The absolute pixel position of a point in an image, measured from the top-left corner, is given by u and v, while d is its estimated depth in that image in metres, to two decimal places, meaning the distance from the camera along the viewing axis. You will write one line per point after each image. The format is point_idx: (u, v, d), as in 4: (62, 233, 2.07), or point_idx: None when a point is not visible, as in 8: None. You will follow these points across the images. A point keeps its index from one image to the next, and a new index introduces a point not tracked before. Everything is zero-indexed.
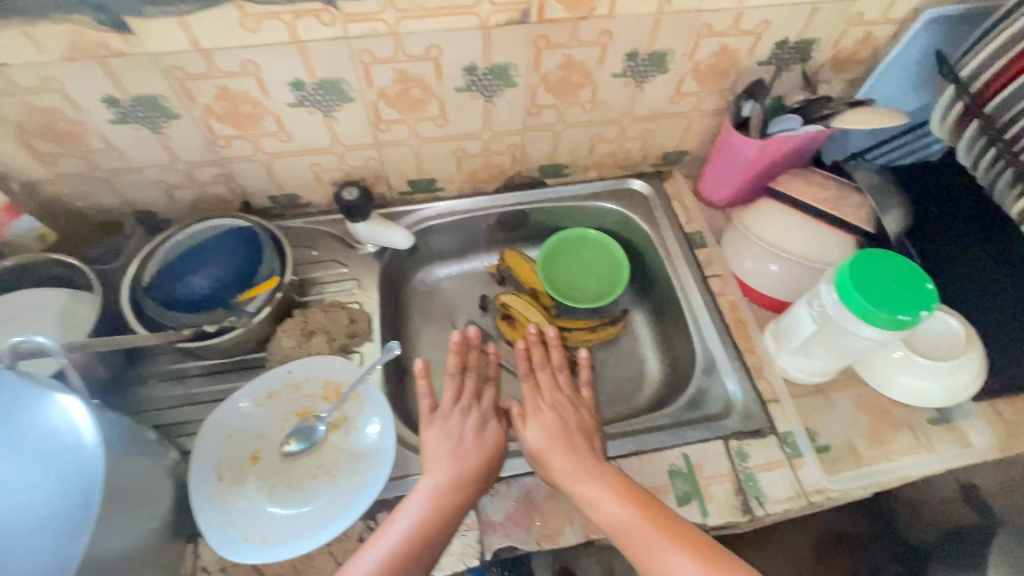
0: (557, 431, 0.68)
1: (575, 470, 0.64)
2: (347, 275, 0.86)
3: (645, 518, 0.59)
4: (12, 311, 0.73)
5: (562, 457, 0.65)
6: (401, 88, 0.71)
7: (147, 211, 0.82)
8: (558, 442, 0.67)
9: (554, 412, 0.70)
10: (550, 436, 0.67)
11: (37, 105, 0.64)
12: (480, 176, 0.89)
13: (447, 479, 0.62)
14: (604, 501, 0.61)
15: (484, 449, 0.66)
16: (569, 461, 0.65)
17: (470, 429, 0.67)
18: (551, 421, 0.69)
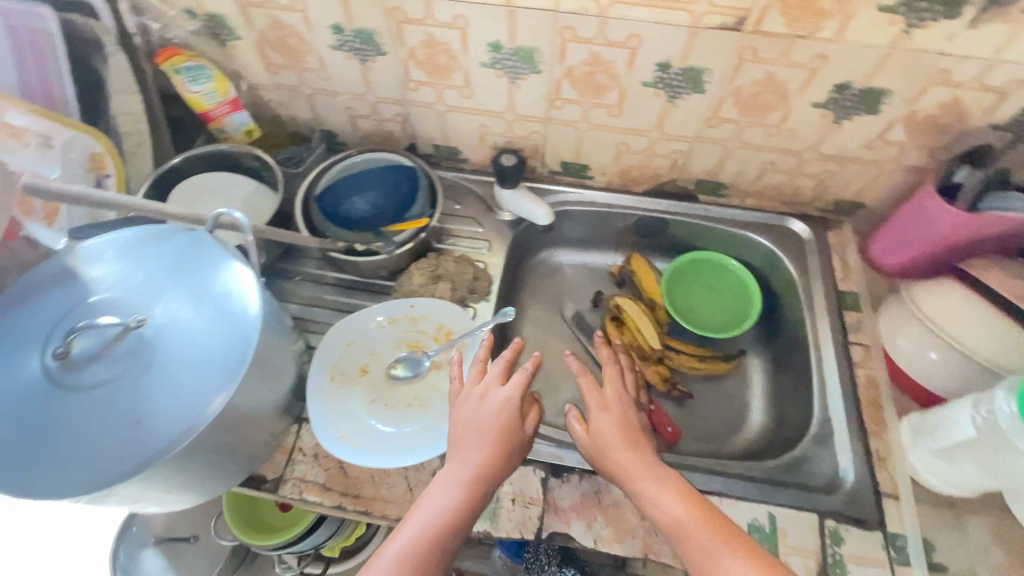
0: (621, 426, 0.63)
1: (637, 467, 0.60)
2: (481, 235, 0.90)
3: (706, 530, 0.54)
4: (209, 188, 0.84)
5: (625, 453, 0.61)
6: (589, 70, 0.71)
7: (331, 132, 0.92)
8: (620, 441, 0.62)
9: (619, 406, 0.65)
10: (615, 429, 0.63)
11: (279, 20, 0.73)
12: (633, 175, 0.88)
13: (468, 469, 0.59)
14: (659, 502, 0.57)
15: (500, 444, 0.60)
16: (633, 458, 0.60)
17: (490, 417, 0.61)
18: (617, 417, 0.64)
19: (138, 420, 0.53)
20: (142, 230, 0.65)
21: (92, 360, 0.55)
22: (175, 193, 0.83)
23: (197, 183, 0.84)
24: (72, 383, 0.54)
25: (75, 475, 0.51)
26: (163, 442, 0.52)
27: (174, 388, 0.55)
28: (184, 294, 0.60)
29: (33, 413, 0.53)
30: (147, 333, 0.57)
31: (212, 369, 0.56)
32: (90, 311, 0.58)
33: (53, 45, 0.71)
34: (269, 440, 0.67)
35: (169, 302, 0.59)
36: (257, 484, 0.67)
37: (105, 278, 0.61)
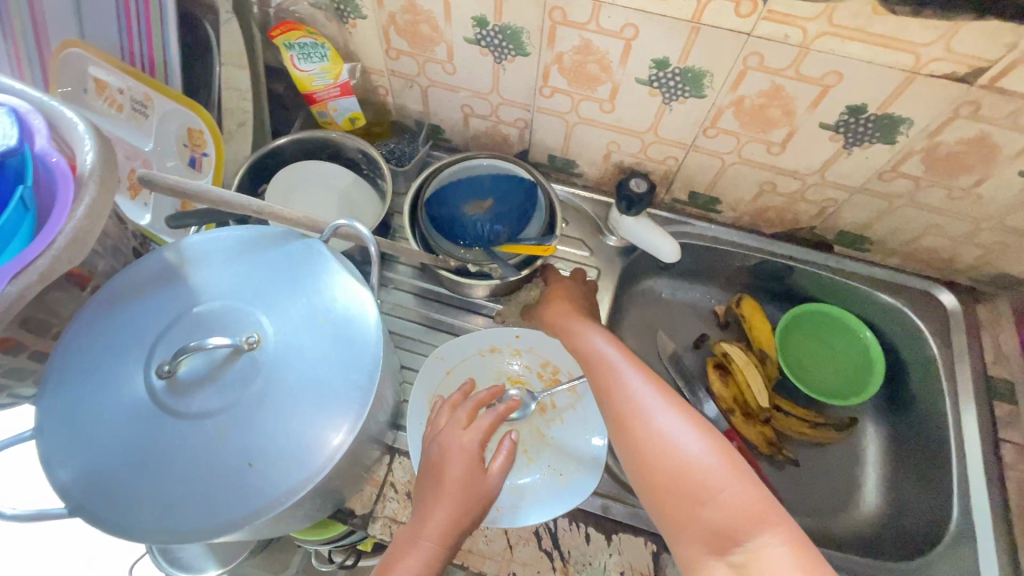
0: (564, 291, 0.72)
1: (576, 316, 0.66)
2: (588, 260, 0.83)
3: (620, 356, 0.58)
4: (308, 178, 0.78)
5: (559, 303, 0.69)
6: (763, 102, 0.62)
7: (439, 126, 0.84)
8: (558, 295, 0.71)
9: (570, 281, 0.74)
10: (559, 291, 0.72)
11: (416, 3, 0.65)
12: (767, 215, 0.79)
13: (433, 520, 0.51)
14: (588, 337, 0.62)
15: (464, 499, 0.53)
16: (564, 309, 0.69)
17: (449, 464, 0.54)
18: (564, 286, 0.73)
19: (251, 461, 0.48)
20: (253, 233, 0.58)
21: (201, 386, 0.49)
22: (274, 180, 0.76)
23: (296, 171, 0.77)
24: (180, 411, 0.48)
25: (186, 519, 0.46)
26: (279, 492, 0.47)
27: (286, 425, 0.49)
28: (299, 313, 0.53)
29: (141, 441, 0.48)
30: (260, 358, 0.51)
31: (330, 410, 0.50)
32: (197, 324, 0.52)
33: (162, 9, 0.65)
34: (363, 472, 0.61)
35: (283, 320, 0.53)
36: (344, 517, 0.62)
37: (210, 284, 0.54)
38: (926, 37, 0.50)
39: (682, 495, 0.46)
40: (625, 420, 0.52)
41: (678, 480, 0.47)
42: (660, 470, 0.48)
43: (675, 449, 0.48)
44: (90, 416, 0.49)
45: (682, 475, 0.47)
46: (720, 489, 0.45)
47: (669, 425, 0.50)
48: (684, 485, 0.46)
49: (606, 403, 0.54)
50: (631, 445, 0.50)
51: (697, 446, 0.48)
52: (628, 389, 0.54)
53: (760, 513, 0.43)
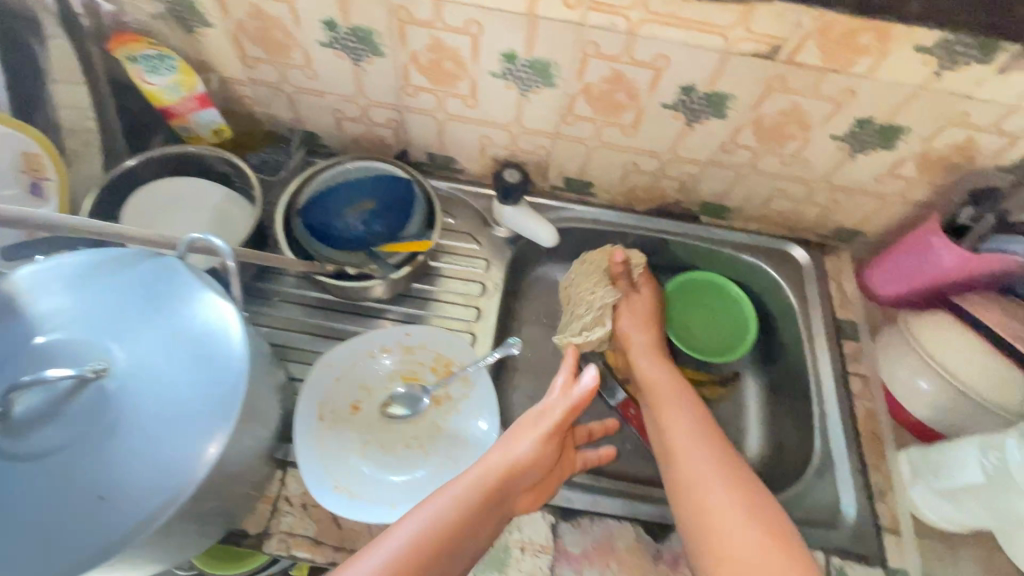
0: (642, 316, 0.81)
1: (647, 346, 0.78)
2: (478, 253, 0.85)
3: (681, 407, 0.69)
4: (173, 197, 0.75)
5: (638, 329, 0.79)
6: (609, 88, 0.66)
7: (312, 133, 0.83)
8: (643, 312, 0.81)
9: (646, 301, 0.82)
10: (635, 318, 0.80)
11: (261, 8, 0.64)
12: (637, 194, 0.84)
13: (458, 497, 0.54)
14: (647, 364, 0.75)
15: (498, 476, 0.56)
16: (641, 337, 0.79)
17: (496, 450, 0.58)
18: (648, 299, 0.83)
19: (103, 494, 0.45)
20: (100, 255, 0.55)
21: (44, 422, 0.47)
22: (133, 201, 0.73)
23: (158, 191, 0.74)
24: (19, 450, 0.46)
25: (29, 565, 0.43)
26: (135, 523, 0.45)
27: (140, 453, 0.47)
28: (156, 335, 0.51)
29: None
30: (110, 386, 0.49)
31: (189, 431, 0.48)
32: (38, 358, 0.50)
33: None
34: (252, 491, 0.59)
35: (137, 345, 0.51)
36: (236, 540, 0.60)
37: (52, 315, 0.51)
38: (729, 20, 0.56)
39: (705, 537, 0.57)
40: (689, 491, 0.60)
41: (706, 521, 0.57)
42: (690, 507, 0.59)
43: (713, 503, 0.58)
44: None
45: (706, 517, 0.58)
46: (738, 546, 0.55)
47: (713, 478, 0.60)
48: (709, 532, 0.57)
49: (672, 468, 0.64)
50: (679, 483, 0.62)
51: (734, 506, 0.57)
52: (684, 449, 0.64)
53: None
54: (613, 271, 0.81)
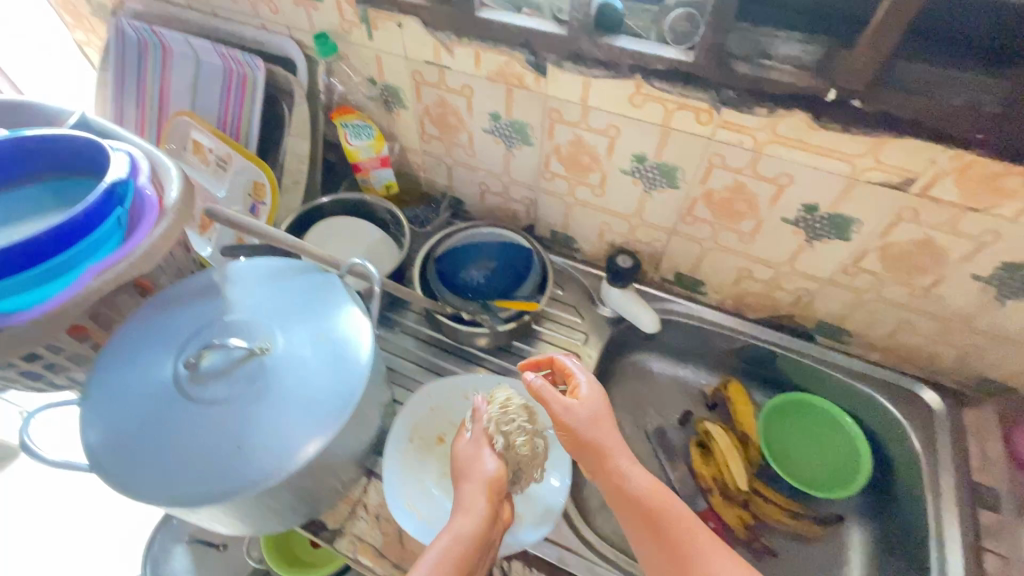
0: (599, 414, 0.62)
1: (613, 447, 0.60)
2: (579, 326, 0.89)
3: (678, 525, 0.56)
4: (337, 230, 0.91)
5: (606, 434, 0.61)
6: (730, 196, 0.71)
7: (459, 199, 0.98)
8: (606, 412, 0.62)
9: (588, 399, 0.63)
10: (596, 408, 0.62)
11: (446, 99, 0.81)
12: (748, 301, 0.85)
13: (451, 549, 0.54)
14: (629, 474, 0.58)
15: (478, 523, 0.56)
16: (611, 437, 0.61)
17: (466, 497, 0.59)
18: (595, 405, 0.62)
19: (240, 446, 0.55)
20: (287, 263, 0.70)
21: (215, 379, 0.58)
22: (315, 228, 0.90)
23: (330, 223, 0.91)
24: (193, 396, 0.57)
25: (173, 488, 0.54)
26: (255, 476, 0.54)
27: (275, 421, 0.57)
28: (309, 333, 0.63)
29: (158, 419, 0.56)
30: (267, 362, 0.60)
31: (314, 415, 0.58)
32: (223, 329, 0.62)
33: (255, 79, 0.87)
34: (341, 489, 0.67)
35: (294, 337, 0.62)
36: (316, 530, 0.67)
37: (243, 301, 0.66)
38: (857, 150, 0.59)
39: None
40: None
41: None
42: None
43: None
44: (123, 392, 0.58)
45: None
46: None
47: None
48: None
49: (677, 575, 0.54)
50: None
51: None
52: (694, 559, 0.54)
53: None
54: (542, 361, 0.69)
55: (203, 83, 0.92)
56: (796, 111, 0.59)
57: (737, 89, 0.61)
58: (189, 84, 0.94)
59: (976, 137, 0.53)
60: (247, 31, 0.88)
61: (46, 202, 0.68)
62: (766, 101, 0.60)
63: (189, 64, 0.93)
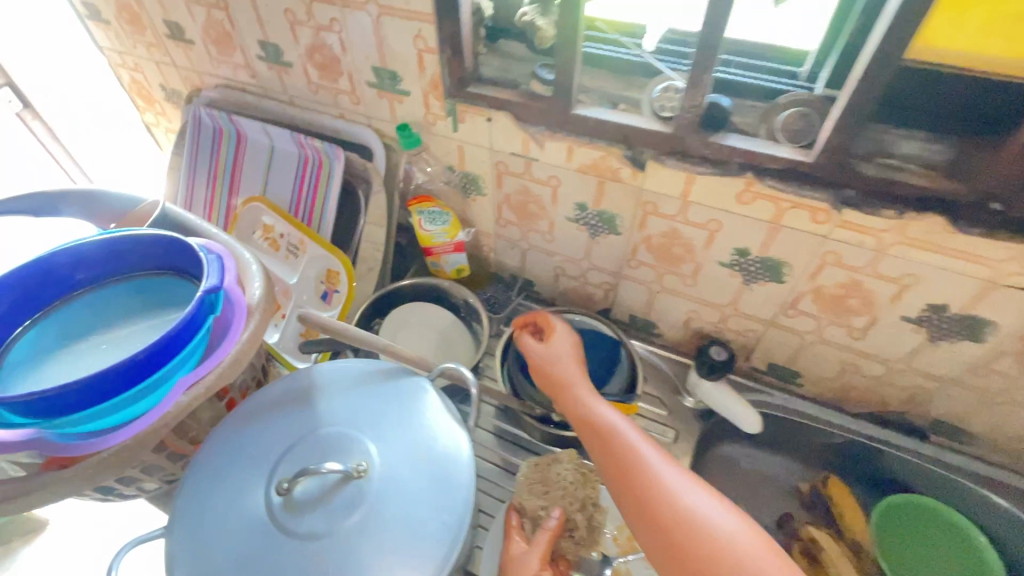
0: (574, 357, 0.67)
1: (577, 380, 0.64)
2: (665, 419, 0.84)
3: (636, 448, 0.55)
4: (411, 318, 0.89)
5: (569, 366, 0.66)
6: (842, 292, 0.67)
7: (530, 280, 0.95)
8: (572, 351, 0.68)
9: (563, 343, 0.69)
10: (568, 348, 0.68)
11: (529, 188, 0.79)
12: (850, 395, 0.79)
13: None
14: (596, 405, 0.61)
15: None
16: (574, 371, 0.66)
17: None
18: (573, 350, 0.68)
19: None
20: (372, 365, 0.67)
21: (313, 507, 0.54)
22: (391, 315, 0.89)
23: (403, 311, 0.89)
24: (290, 530, 0.53)
25: None
26: None
27: (380, 559, 0.52)
28: (404, 448, 0.59)
29: (257, 558, 0.52)
30: (365, 486, 0.56)
31: (421, 550, 0.53)
32: (315, 446, 0.59)
33: (332, 169, 0.86)
34: None
35: (390, 454, 0.58)
36: None
37: (331, 410, 0.62)
38: (1000, 255, 0.55)
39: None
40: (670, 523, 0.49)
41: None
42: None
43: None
44: (216, 525, 0.54)
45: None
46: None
47: (710, 520, 0.48)
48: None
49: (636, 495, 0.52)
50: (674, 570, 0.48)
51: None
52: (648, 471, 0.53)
53: None
54: (522, 326, 0.73)
55: (275, 170, 0.93)
56: (930, 213, 0.56)
57: (860, 189, 0.58)
58: (261, 171, 0.94)
59: None
60: (325, 119, 0.88)
61: (127, 302, 0.65)
62: (894, 203, 0.57)
63: (262, 151, 0.94)
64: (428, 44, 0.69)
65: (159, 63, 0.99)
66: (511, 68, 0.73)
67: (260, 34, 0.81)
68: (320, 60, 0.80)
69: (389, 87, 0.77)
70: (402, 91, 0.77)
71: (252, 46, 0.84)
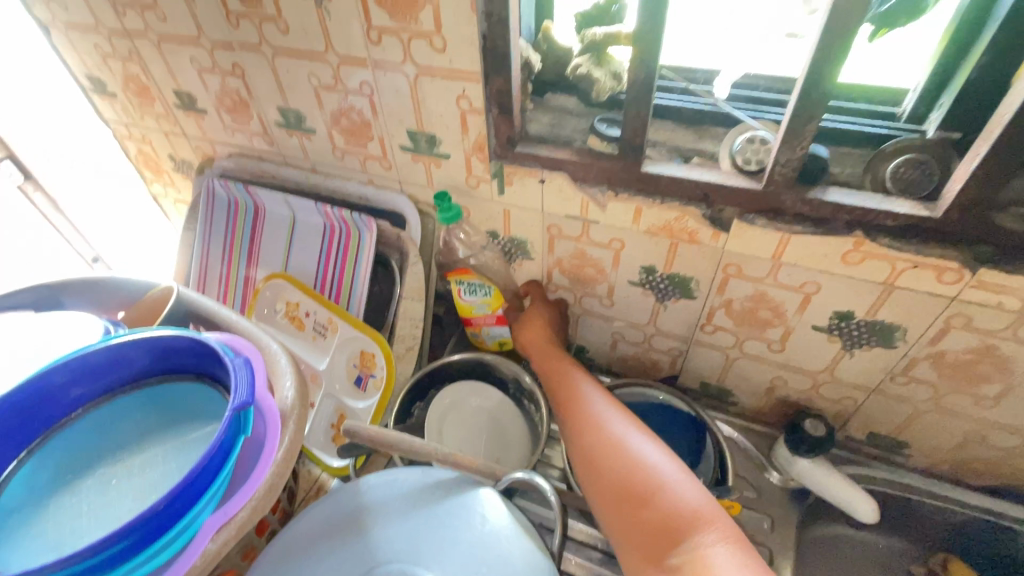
0: (546, 319, 0.76)
1: (542, 339, 0.73)
2: (755, 504, 0.74)
3: (588, 394, 0.63)
4: (459, 402, 0.79)
5: (536, 326, 0.75)
6: (971, 358, 0.57)
7: (583, 346, 0.85)
8: (547, 317, 0.76)
9: (536, 305, 0.77)
10: (542, 311, 0.77)
11: (586, 252, 0.71)
12: (971, 467, 0.69)
13: None
14: (561, 360, 0.70)
15: None
16: (541, 329, 0.74)
17: None
18: (545, 311, 0.77)
19: None
20: (427, 477, 0.57)
21: None
22: (435, 401, 0.77)
23: (450, 396, 0.78)
24: None
25: None
26: None
27: None
28: None
29: None
30: None
31: None
32: None
33: (362, 239, 0.78)
34: None
35: None
36: None
37: (385, 542, 0.52)
38: None
39: (659, 534, 0.48)
40: (609, 453, 0.56)
41: (648, 504, 0.50)
42: (620, 495, 0.52)
43: (675, 492, 0.50)
44: None
45: (648, 502, 0.50)
46: (712, 537, 0.46)
47: (631, 447, 0.55)
48: (668, 533, 0.48)
49: (586, 432, 0.59)
50: (596, 482, 0.55)
51: (703, 494, 0.50)
52: (595, 412, 0.61)
53: (712, 519, 0.48)
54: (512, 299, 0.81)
55: (298, 243, 0.85)
56: None
57: (999, 245, 0.49)
58: (281, 244, 0.87)
59: None
60: (353, 186, 0.81)
61: (142, 417, 0.56)
62: None
63: (282, 223, 0.86)
64: (473, 104, 0.62)
65: (169, 134, 0.92)
66: (564, 123, 0.65)
67: (281, 100, 0.74)
68: (346, 125, 0.73)
69: (426, 151, 0.70)
70: (441, 155, 0.70)
71: (271, 113, 0.77)
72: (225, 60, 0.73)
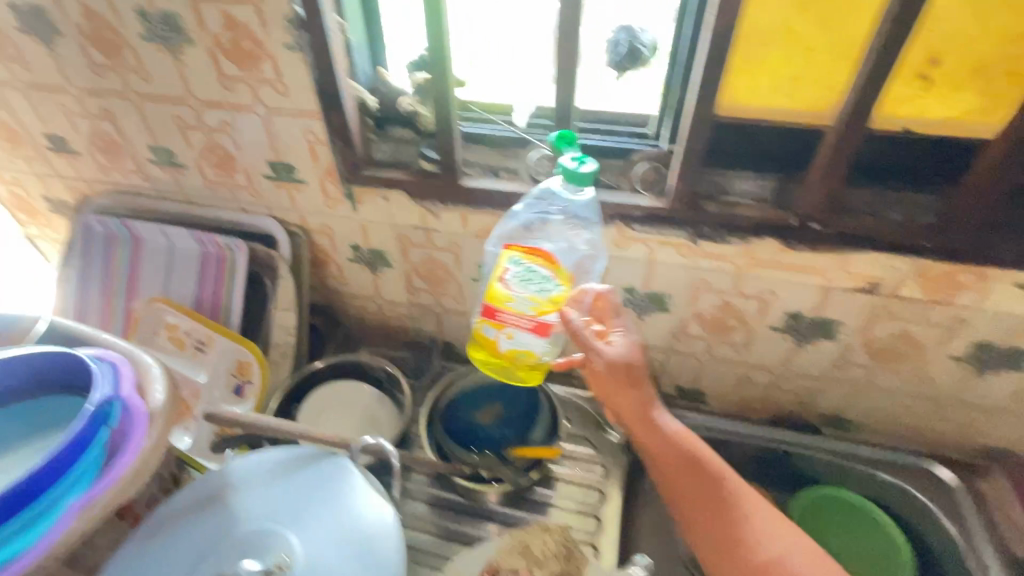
0: (632, 364, 0.66)
1: (647, 405, 0.67)
2: (595, 458, 0.87)
3: (712, 479, 0.64)
4: (335, 398, 0.88)
5: (642, 385, 0.67)
6: (719, 313, 0.76)
7: (450, 343, 0.98)
8: (626, 350, 0.67)
9: (627, 350, 0.66)
10: (630, 350, 0.67)
11: (433, 257, 0.84)
12: (750, 404, 0.87)
13: None
14: (681, 434, 0.66)
15: None
16: (617, 376, 0.66)
17: None
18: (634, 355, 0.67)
19: None
20: (288, 454, 0.65)
21: None
22: (311, 399, 0.87)
23: (326, 394, 0.88)
24: None
25: None
26: None
27: None
28: (329, 532, 0.59)
29: None
30: None
31: None
32: (232, 548, 0.57)
33: (236, 261, 0.87)
34: None
35: (315, 544, 0.58)
36: None
37: (249, 508, 0.60)
38: (828, 265, 0.66)
39: None
40: (746, 547, 0.60)
41: None
42: None
43: None
44: None
45: None
46: None
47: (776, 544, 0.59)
48: None
49: (718, 525, 0.62)
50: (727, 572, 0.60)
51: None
52: (737, 503, 0.62)
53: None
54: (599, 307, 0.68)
55: (177, 270, 0.91)
56: (765, 238, 0.66)
57: (710, 224, 0.67)
58: (160, 272, 0.93)
59: (925, 244, 0.61)
60: (226, 214, 0.89)
61: (16, 431, 0.61)
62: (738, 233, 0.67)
63: (160, 252, 0.93)
64: (319, 137, 0.74)
65: (41, 176, 0.96)
66: (402, 151, 0.79)
67: (151, 139, 0.83)
68: (213, 159, 0.82)
69: (286, 178, 0.81)
70: (299, 181, 0.81)
71: (143, 152, 0.85)
72: (93, 105, 0.81)
